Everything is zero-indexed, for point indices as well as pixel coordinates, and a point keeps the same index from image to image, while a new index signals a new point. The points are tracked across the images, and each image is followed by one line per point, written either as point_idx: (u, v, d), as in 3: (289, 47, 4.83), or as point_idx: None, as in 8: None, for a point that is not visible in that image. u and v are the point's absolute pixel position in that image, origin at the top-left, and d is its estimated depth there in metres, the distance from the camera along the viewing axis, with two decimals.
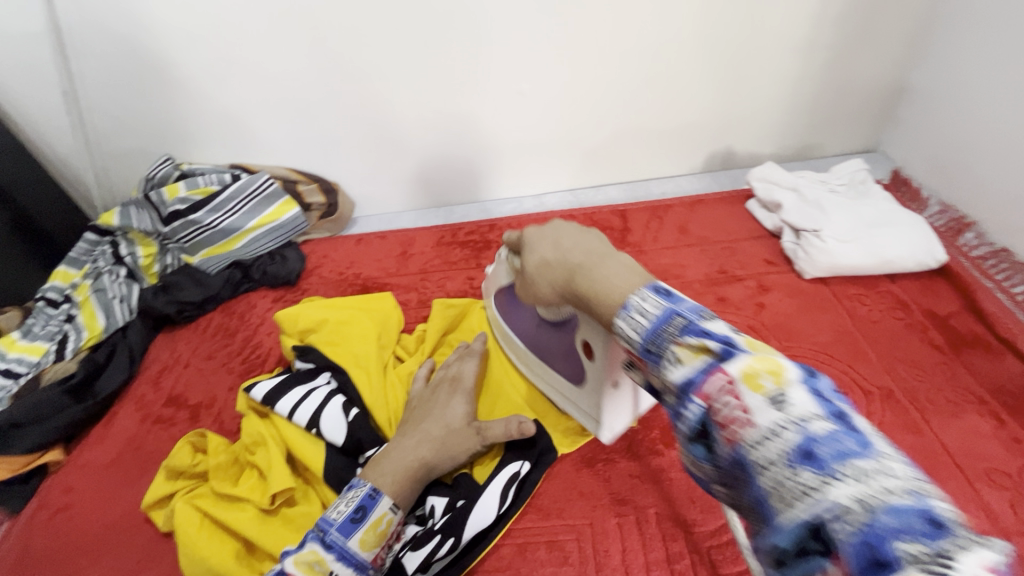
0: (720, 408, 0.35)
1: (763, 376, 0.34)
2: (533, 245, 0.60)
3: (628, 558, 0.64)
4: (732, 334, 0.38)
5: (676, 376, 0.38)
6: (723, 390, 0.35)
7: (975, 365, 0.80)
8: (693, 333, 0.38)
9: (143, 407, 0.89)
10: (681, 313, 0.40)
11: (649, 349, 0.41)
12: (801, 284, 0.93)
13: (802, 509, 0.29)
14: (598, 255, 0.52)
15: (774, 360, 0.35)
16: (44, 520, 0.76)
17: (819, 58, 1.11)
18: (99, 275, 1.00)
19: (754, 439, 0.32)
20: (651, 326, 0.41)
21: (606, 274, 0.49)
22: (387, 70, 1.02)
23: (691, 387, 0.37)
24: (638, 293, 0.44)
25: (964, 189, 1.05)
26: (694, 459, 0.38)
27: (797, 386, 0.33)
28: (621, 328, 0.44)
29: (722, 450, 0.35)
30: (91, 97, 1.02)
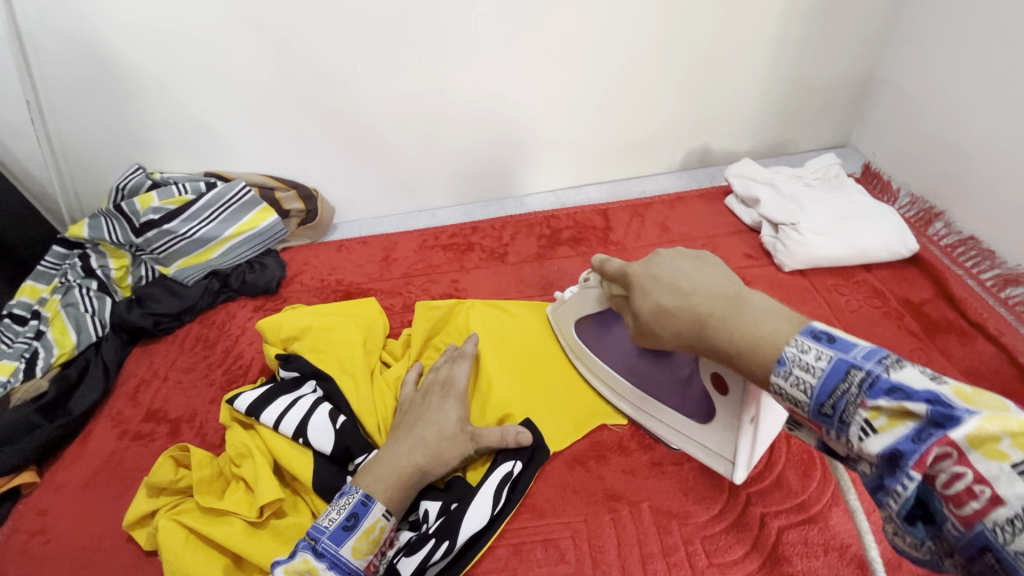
0: (944, 478, 0.35)
1: (1002, 441, 0.33)
2: (646, 288, 0.57)
3: (624, 553, 0.64)
4: (936, 386, 0.37)
5: (874, 446, 0.38)
6: (947, 459, 0.35)
7: (949, 349, 0.82)
8: (881, 393, 0.38)
9: (120, 423, 0.86)
10: (857, 365, 0.40)
11: (823, 411, 0.41)
12: (782, 276, 0.95)
13: (894, 463, 0.37)
14: (732, 301, 0.49)
15: (882, 361, 0.39)
16: (18, 546, 0.73)
17: (790, 57, 1.14)
18: (69, 289, 0.96)
19: (1003, 520, 0.32)
20: (822, 386, 0.41)
21: (751, 322, 0.46)
22: (364, 73, 1.02)
23: (901, 458, 0.37)
24: (796, 343, 0.43)
25: (931, 180, 1.08)
26: (850, 468, 0.41)
27: (897, 375, 0.38)
28: (781, 386, 0.43)
29: (953, 528, 0.36)
30: (57, 106, 0.99)
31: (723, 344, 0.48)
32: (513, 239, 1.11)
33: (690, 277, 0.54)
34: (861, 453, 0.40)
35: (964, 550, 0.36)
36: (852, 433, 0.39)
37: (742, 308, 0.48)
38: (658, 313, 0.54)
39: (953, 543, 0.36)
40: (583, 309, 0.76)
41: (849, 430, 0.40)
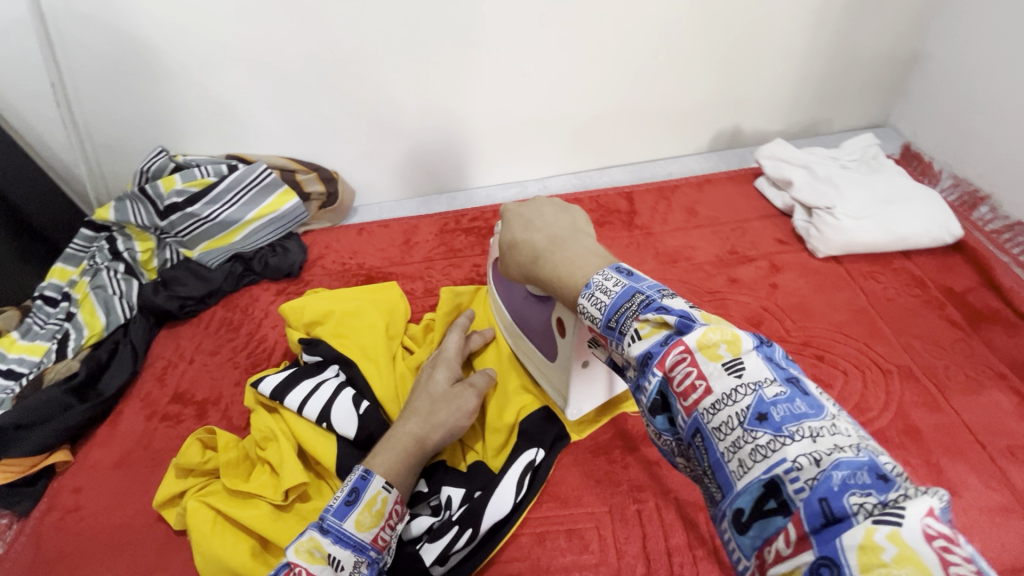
0: (677, 376, 0.38)
1: (719, 347, 0.37)
2: (510, 223, 0.64)
3: (648, 545, 0.63)
4: (688, 309, 0.41)
5: (635, 350, 0.41)
6: (684, 362, 0.38)
7: (994, 340, 0.79)
8: (653, 309, 0.41)
9: (149, 405, 0.88)
10: (641, 292, 0.44)
11: (610, 325, 0.44)
12: (814, 263, 0.92)
13: (756, 467, 0.33)
14: (561, 240, 0.57)
15: (729, 330, 0.39)
16: (55, 521, 0.75)
17: (829, 30, 1.08)
18: (97, 271, 0.98)
19: (710, 404, 0.36)
20: (613, 305, 0.44)
21: (567, 257, 0.54)
22: (384, 53, 0.99)
23: (650, 359, 0.39)
24: (603, 273, 0.48)
25: (978, 160, 1.02)
26: (656, 431, 0.41)
27: (750, 353, 0.37)
28: (585, 307, 0.46)
29: (681, 418, 0.38)
30: (81, 89, 0.99)
31: (546, 272, 0.55)
32: None
33: (546, 217, 0.61)
34: (628, 358, 0.42)
35: (684, 438, 0.38)
36: (626, 341, 0.42)
37: (575, 242, 0.56)
38: (512, 247, 0.62)
39: (681, 435, 0.38)
40: (492, 256, 0.77)
41: (625, 342, 0.42)
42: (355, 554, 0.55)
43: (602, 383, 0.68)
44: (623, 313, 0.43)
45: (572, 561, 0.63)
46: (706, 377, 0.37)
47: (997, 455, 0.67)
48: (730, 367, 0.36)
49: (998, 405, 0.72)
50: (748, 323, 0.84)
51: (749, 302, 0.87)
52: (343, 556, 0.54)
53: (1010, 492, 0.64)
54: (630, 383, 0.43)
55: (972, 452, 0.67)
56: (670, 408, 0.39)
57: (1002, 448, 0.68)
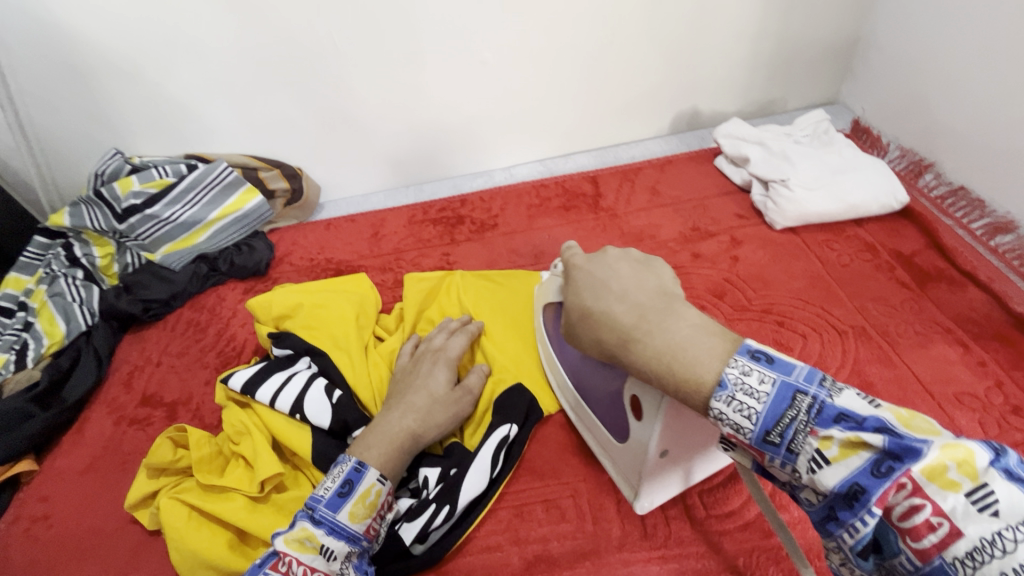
0: (901, 510, 0.37)
1: (952, 471, 0.36)
2: (578, 287, 0.60)
3: (623, 510, 0.65)
4: (877, 413, 0.40)
5: (830, 479, 0.40)
6: (910, 494, 0.37)
7: (940, 297, 0.83)
8: (831, 420, 0.40)
9: (116, 409, 0.86)
10: (803, 390, 0.42)
11: (769, 439, 0.42)
12: (773, 235, 0.95)
13: (996, 569, 0.34)
14: (649, 316, 0.52)
15: (962, 449, 0.37)
16: (22, 532, 0.73)
17: (777, 11, 1.11)
18: (54, 279, 0.94)
19: (964, 554, 0.35)
20: (767, 411, 0.42)
21: (662, 346, 0.49)
22: (342, 44, 0.99)
23: (862, 493, 0.38)
24: (735, 364, 0.44)
25: (921, 131, 1.07)
26: (856, 565, 0.41)
27: (992, 475, 0.36)
28: (722, 412, 0.44)
29: (906, 559, 0.38)
30: (27, 92, 0.96)
31: (642, 360, 0.51)
32: (503, 211, 1.10)
33: (624, 282, 0.56)
34: (812, 484, 0.41)
35: (879, 549, 0.39)
36: (803, 463, 0.41)
37: (672, 318, 0.50)
38: (585, 318, 0.58)
39: (898, 570, 0.39)
40: (549, 296, 0.74)
41: (798, 460, 0.42)
42: (348, 545, 0.56)
43: (680, 476, 0.62)
44: (791, 424, 0.42)
45: (551, 530, 0.64)
46: (949, 516, 0.36)
47: (945, 403, 0.71)
48: (979, 502, 0.36)
49: (945, 357, 0.76)
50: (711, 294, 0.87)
51: (712, 275, 0.90)
52: (336, 547, 0.55)
53: (958, 435, 0.68)
54: (812, 510, 0.43)
55: (922, 401, 0.71)
56: (882, 549, 0.39)
57: (950, 396, 0.72)
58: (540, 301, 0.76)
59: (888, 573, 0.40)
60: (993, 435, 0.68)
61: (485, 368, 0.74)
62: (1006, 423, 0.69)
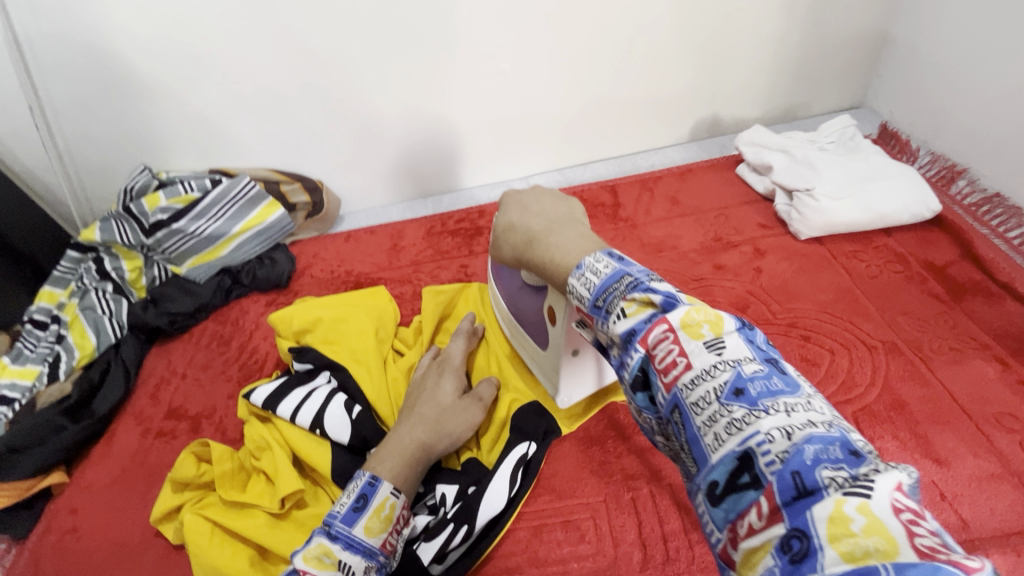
0: (660, 355, 0.38)
1: (702, 326, 0.38)
2: (505, 208, 0.63)
3: (644, 532, 0.64)
4: (674, 292, 0.41)
5: (620, 327, 0.40)
6: (666, 338, 0.38)
7: (976, 311, 0.79)
8: (639, 289, 0.41)
9: (143, 422, 0.88)
10: (631, 274, 0.43)
11: (597, 305, 0.43)
12: (798, 245, 0.92)
13: (733, 441, 0.33)
14: (556, 226, 0.56)
15: (713, 313, 0.39)
16: (54, 542, 0.75)
17: (801, 15, 1.09)
18: (86, 292, 0.98)
19: (690, 380, 0.36)
20: (601, 285, 0.43)
21: (558, 242, 0.53)
22: (362, 61, 1.00)
23: (634, 336, 0.39)
24: (594, 256, 0.47)
25: (953, 136, 1.03)
26: (637, 408, 0.41)
27: (732, 335, 0.38)
28: (574, 286, 0.46)
29: (661, 395, 0.38)
30: (60, 112, 0.99)
31: (537, 254, 0.54)
32: None
33: (541, 203, 0.60)
34: (612, 335, 0.41)
35: (663, 415, 0.38)
36: (612, 318, 0.41)
37: (568, 228, 0.54)
38: (508, 230, 0.61)
39: (662, 413, 0.39)
40: None
41: (610, 319, 0.42)
42: (366, 560, 0.55)
43: (592, 375, 0.69)
44: (612, 293, 0.42)
45: (570, 552, 0.63)
46: (688, 354, 0.37)
47: (983, 424, 0.68)
48: (712, 346, 0.37)
49: (983, 374, 0.73)
50: (734, 307, 0.85)
51: (735, 287, 0.88)
52: (354, 562, 0.54)
53: (998, 459, 0.65)
54: (614, 363, 0.43)
55: (958, 421, 0.68)
56: (651, 386, 0.39)
57: (988, 417, 0.69)
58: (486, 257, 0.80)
59: (663, 420, 0.39)
60: None
61: (494, 379, 0.74)
62: None
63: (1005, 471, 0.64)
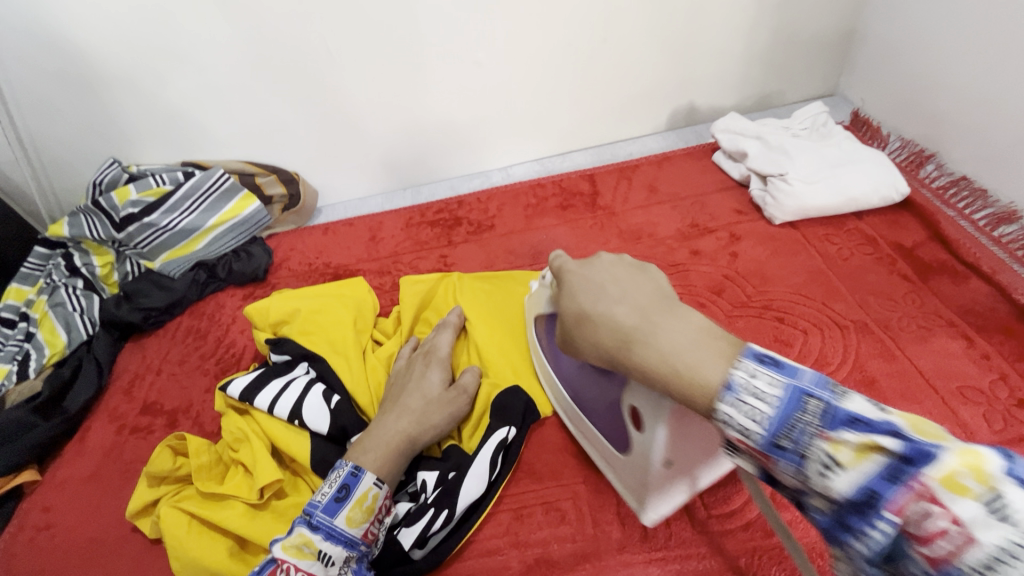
0: (915, 518, 0.33)
1: (966, 478, 0.32)
2: (574, 291, 0.57)
3: (623, 511, 0.64)
4: (887, 415, 0.35)
5: (840, 485, 0.35)
6: (919, 498, 0.33)
7: (942, 289, 0.82)
8: (842, 423, 0.36)
9: (117, 418, 0.86)
10: (811, 393, 0.38)
11: (778, 443, 0.39)
12: (773, 230, 0.94)
13: None
14: (653, 314, 0.49)
15: (973, 452, 0.33)
16: (26, 541, 0.74)
17: (773, 3, 1.10)
18: (55, 289, 0.95)
19: (978, 563, 0.31)
20: (777, 415, 0.38)
21: (668, 340, 0.45)
22: (335, 50, 0.99)
23: (875, 498, 0.34)
24: (741, 366, 0.41)
25: (922, 121, 1.06)
26: (862, 573, 0.37)
27: (1006, 482, 0.31)
28: (728, 413, 0.40)
29: (919, 569, 0.33)
30: (22, 103, 0.96)
31: (641, 362, 0.47)
32: (500, 211, 1.10)
33: (623, 284, 0.54)
34: (821, 490, 0.37)
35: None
36: (813, 469, 0.37)
37: (672, 322, 0.47)
38: (581, 322, 0.54)
39: None
40: (538, 308, 0.72)
41: (809, 465, 0.37)
42: (346, 550, 0.55)
43: (687, 483, 0.57)
44: (800, 428, 0.38)
45: (551, 533, 0.64)
46: (964, 523, 0.31)
47: (949, 397, 0.70)
48: (994, 507, 0.31)
49: (948, 350, 0.75)
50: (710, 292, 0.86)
51: (711, 272, 0.89)
52: (334, 552, 0.54)
53: (962, 431, 0.67)
54: (819, 518, 0.38)
55: (925, 395, 0.70)
56: (900, 563, 0.35)
57: (953, 391, 0.71)
58: (530, 316, 0.75)
59: None
60: (997, 429, 0.67)
61: (478, 369, 0.74)
62: (1012, 418, 0.68)
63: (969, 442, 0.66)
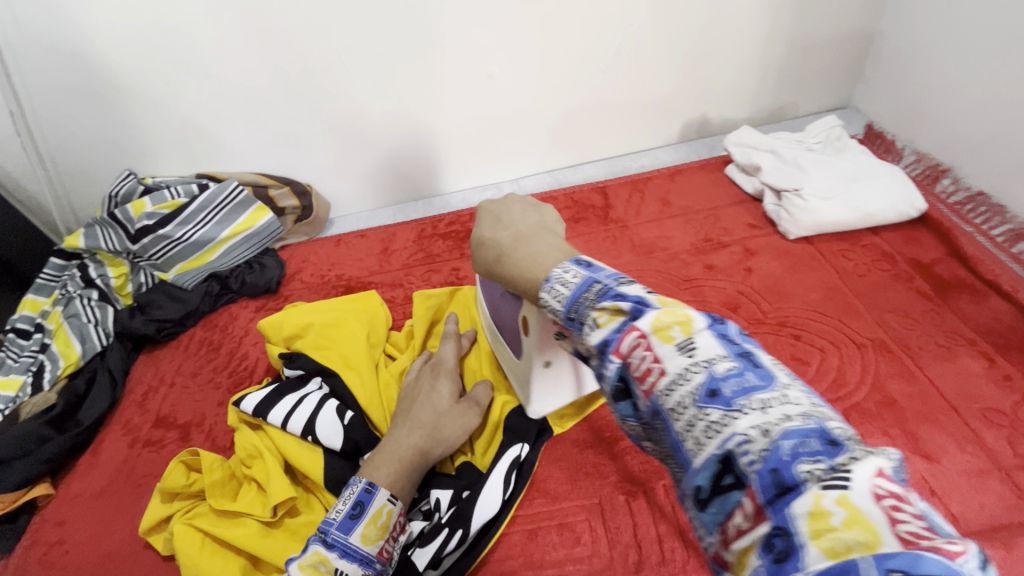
0: (634, 362, 0.35)
1: (671, 328, 0.34)
2: (473, 223, 0.63)
3: (639, 533, 0.64)
4: (645, 294, 0.38)
5: (593, 339, 0.37)
6: (637, 344, 0.35)
7: (962, 308, 0.81)
8: (609, 297, 0.38)
9: (131, 431, 0.86)
10: (600, 281, 0.40)
11: (570, 317, 0.40)
12: (787, 245, 0.93)
13: (712, 444, 0.29)
14: (524, 236, 0.55)
15: (682, 313, 0.36)
16: (39, 556, 0.74)
17: (786, 17, 1.10)
18: (71, 300, 0.95)
19: (666, 386, 0.32)
20: (571, 297, 0.41)
21: (530, 252, 0.52)
22: (350, 65, 1.00)
23: (607, 347, 0.36)
24: (561, 267, 0.45)
25: (937, 135, 1.05)
26: (620, 418, 0.37)
27: (704, 333, 0.34)
28: (545, 300, 0.43)
29: (642, 403, 0.34)
30: (42, 116, 0.98)
31: (510, 270, 0.53)
32: None
33: (514, 217, 0.59)
34: (587, 344, 0.38)
35: (650, 425, 0.34)
36: (585, 331, 0.38)
37: (538, 240, 0.54)
38: (480, 245, 0.60)
39: (643, 417, 0.35)
40: (467, 263, 0.78)
41: (584, 330, 0.39)
42: (362, 568, 0.54)
43: (569, 382, 0.68)
44: (582, 304, 0.39)
45: (566, 555, 0.63)
46: (660, 359, 0.33)
47: (971, 419, 0.69)
48: (683, 347, 0.33)
49: (969, 370, 0.74)
50: (725, 308, 0.85)
51: (725, 287, 0.88)
52: (350, 570, 0.53)
53: (985, 454, 0.66)
54: (593, 370, 0.39)
55: (946, 417, 0.69)
56: (632, 395, 0.35)
57: (976, 412, 0.70)
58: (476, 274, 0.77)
59: (648, 425, 0.35)
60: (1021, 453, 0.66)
61: (489, 381, 0.74)
62: None
63: (993, 466, 0.65)
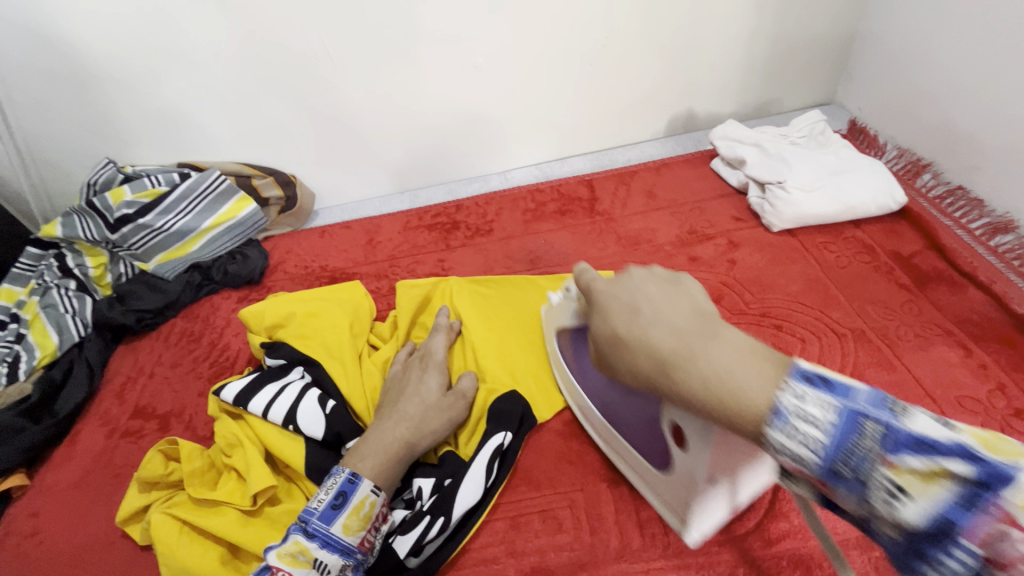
0: (999, 546, 0.31)
1: None
2: (606, 309, 0.55)
3: (621, 520, 0.64)
4: (954, 435, 0.33)
5: (910, 513, 0.33)
6: (1004, 523, 0.30)
7: (940, 299, 0.82)
8: (903, 445, 0.33)
9: (108, 422, 0.85)
10: (865, 413, 0.35)
11: (836, 471, 0.36)
12: (770, 237, 0.94)
13: None
14: (691, 336, 0.45)
15: None
16: (13, 547, 0.72)
17: (771, 12, 1.11)
18: (48, 290, 0.93)
19: None
20: (832, 440, 0.36)
21: (716, 364, 0.42)
22: (334, 53, 0.99)
23: (950, 526, 0.32)
24: (790, 389, 0.38)
25: (918, 131, 1.07)
26: None
27: None
28: (777, 440, 0.37)
29: None
30: (17, 103, 0.96)
31: (687, 386, 0.43)
32: (498, 215, 1.09)
33: (656, 300, 0.51)
34: (886, 515, 0.34)
35: None
36: (877, 496, 0.34)
37: (718, 341, 0.44)
38: (617, 344, 0.52)
39: None
40: (561, 320, 0.71)
41: (871, 493, 0.34)
42: (342, 559, 0.54)
43: (728, 496, 0.54)
44: (859, 454, 0.35)
45: (547, 542, 0.63)
46: None
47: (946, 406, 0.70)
48: None
49: (945, 360, 0.75)
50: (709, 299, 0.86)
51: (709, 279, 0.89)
52: (330, 560, 0.54)
53: None
54: (886, 541, 0.35)
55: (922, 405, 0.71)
56: None
57: (951, 400, 0.71)
58: (553, 327, 0.74)
59: None
60: None
61: (475, 372, 0.73)
62: (1009, 427, 0.68)
63: None
